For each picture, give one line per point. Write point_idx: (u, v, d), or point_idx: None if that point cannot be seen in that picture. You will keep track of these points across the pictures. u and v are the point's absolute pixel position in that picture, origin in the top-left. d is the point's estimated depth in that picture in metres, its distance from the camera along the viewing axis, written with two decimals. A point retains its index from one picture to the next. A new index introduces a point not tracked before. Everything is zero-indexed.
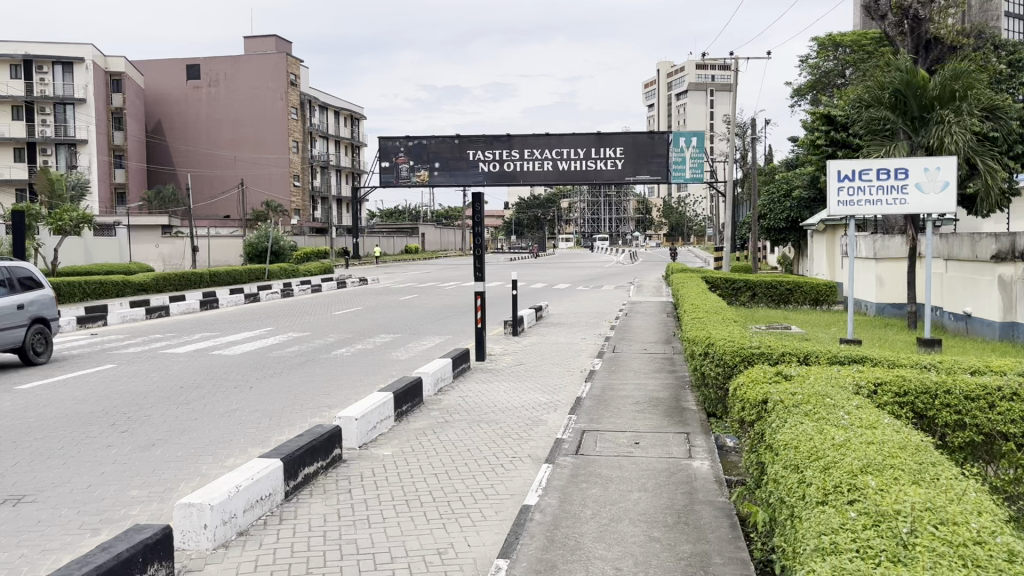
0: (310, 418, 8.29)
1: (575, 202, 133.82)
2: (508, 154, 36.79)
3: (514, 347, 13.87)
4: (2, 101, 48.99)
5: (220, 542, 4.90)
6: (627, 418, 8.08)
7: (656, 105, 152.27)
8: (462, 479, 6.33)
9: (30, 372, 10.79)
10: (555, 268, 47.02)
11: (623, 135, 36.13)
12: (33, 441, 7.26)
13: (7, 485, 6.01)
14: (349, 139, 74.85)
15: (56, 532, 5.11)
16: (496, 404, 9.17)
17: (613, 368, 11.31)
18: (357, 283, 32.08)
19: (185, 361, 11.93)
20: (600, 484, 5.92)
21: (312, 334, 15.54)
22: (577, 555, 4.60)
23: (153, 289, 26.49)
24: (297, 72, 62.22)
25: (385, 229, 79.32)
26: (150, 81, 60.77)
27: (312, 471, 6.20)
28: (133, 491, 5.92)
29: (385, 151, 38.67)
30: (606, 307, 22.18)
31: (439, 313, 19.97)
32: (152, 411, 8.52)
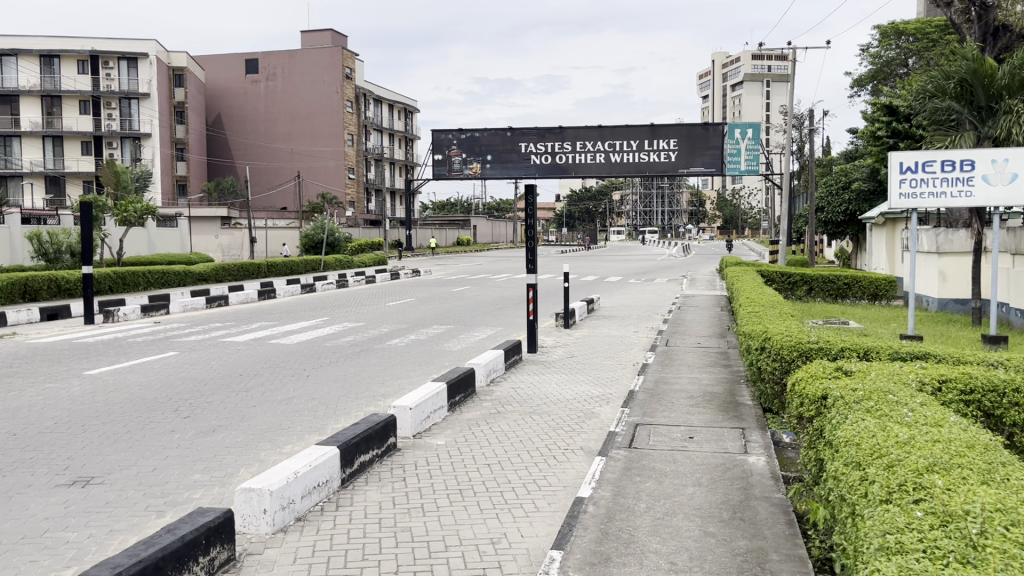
0: (365, 406, 8.43)
1: (626, 194, 133.03)
2: (560, 147, 36.76)
3: (566, 340, 13.86)
4: (69, 95, 50.53)
5: (278, 527, 5.00)
6: (681, 412, 8.02)
7: (711, 96, 150.37)
8: (514, 470, 6.36)
9: (98, 359, 11.14)
10: (606, 261, 46.93)
11: (677, 127, 35.83)
12: (100, 425, 7.50)
13: (77, 467, 6.22)
14: (402, 132, 75.51)
15: (124, 513, 5.28)
16: (547, 396, 9.18)
17: (667, 362, 11.24)
18: (410, 274, 32.39)
19: (244, 349, 12.19)
20: (655, 478, 5.89)
21: (367, 324, 15.75)
22: (631, 548, 4.60)
23: (214, 280, 27.11)
24: (352, 66, 62.94)
25: (437, 221, 79.86)
26: (209, 76, 62.02)
27: (368, 459, 6.29)
28: (196, 475, 6.09)
29: (438, 144, 38.93)
30: (659, 300, 22.03)
31: (492, 305, 20.06)
32: (213, 398, 8.73)
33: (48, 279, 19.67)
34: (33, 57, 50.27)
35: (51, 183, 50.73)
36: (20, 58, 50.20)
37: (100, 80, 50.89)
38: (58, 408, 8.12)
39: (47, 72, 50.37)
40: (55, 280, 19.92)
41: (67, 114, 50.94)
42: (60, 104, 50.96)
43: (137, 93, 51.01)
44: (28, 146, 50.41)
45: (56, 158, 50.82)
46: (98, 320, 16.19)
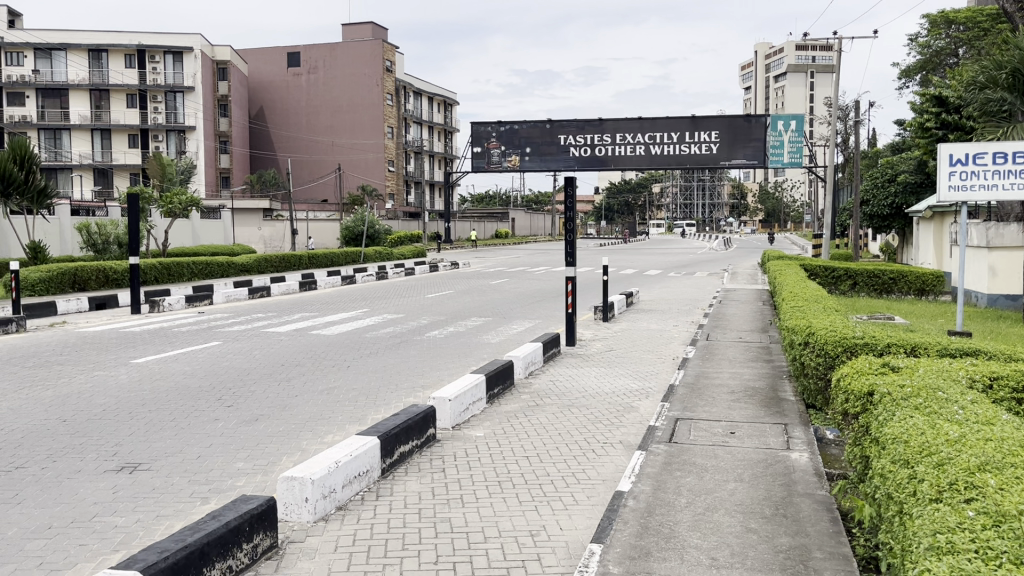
0: (406, 396, 8.50)
1: (666, 187, 131.92)
2: (599, 139, 36.69)
3: (605, 333, 13.79)
4: (117, 89, 51.49)
5: (320, 515, 5.06)
6: (722, 407, 7.96)
7: (753, 88, 148.49)
8: (553, 462, 6.35)
9: (144, 347, 11.38)
10: (645, 254, 46.72)
11: (718, 119, 35.53)
12: (147, 412, 7.67)
13: (125, 453, 6.36)
14: (442, 124, 75.81)
15: (169, 499, 5.38)
16: (586, 389, 9.15)
17: (707, 357, 11.12)
18: (449, 267, 32.55)
19: (285, 340, 12.35)
20: (696, 472, 5.85)
21: (406, 316, 15.87)
22: (672, 543, 4.57)
23: (256, 271, 27.42)
24: (392, 58, 63.23)
25: (476, 214, 80.03)
26: (252, 69, 62.73)
27: (407, 450, 6.33)
28: (240, 463, 6.19)
29: (476, 136, 38.80)
30: (699, 294, 21.82)
31: (531, 298, 20.04)
32: (257, 387, 8.86)
33: (96, 269, 20.11)
34: (82, 51, 51.19)
35: (100, 174, 51.92)
36: (69, 53, 51.17)
37: (146, 74, 51.74)
38: (106, 395, 8.31)
39: (95, 66, 51.30)
40: (103, 271, 20.35)
41: (115, 108, 51.93)
42: (108, 97, 51.92)
43: (182, 87, 51.83)
44: (77, 139, 51.55)
45: (104, 150, 51.86)
46: (144, 310, 16.50)
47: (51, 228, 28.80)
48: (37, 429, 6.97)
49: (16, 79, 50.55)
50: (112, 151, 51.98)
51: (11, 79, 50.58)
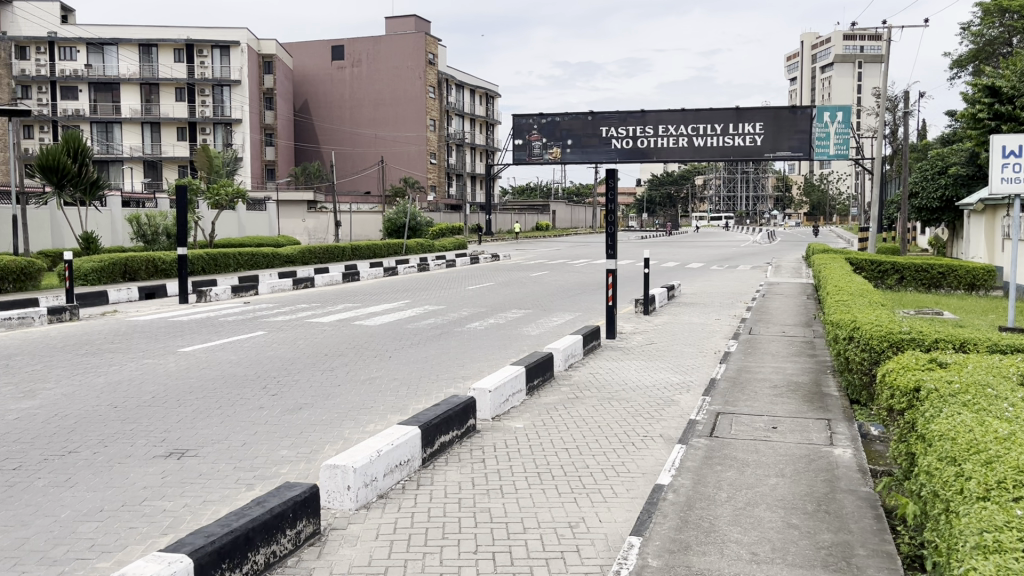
0: (447, 387, 8.57)
1: (710, 179, 130.55)
2: (641, 131, 36.66)
3: (646, 326, 13.71)
4: (166, 83, 52.53)
5: (361, 503, 5.13)
6: (764, 402, 7.88)
7: (800, 78, 146.07)
8: (593, 455, 6.35)
9: (192, 336, 11.61)
10: (687, 247, 46.41)
11: (763, 111, 35.17)
12: (194, 399, 7.84)
13: (173, 440, 6.52)
14: (484, 117, 75.95)
15: (215, 484, 5.50)
16: (627, 382, 9.14)
17: (750, 350, 11.03)
18: (490, 259, 32.59)
19: (329, 330, 12.52)
20: (736, 467, 5.81)
21: (448, 307, 15.97)
22: (712, 537, 4.55)
23: (301, 262, 27.82)
24: (435, 51, 63.39)
25: (517, 205, 80.04)
26: (297, 63, 63.43)
27: (448, 440, 6.39)
28: (284, 450, 6.29)
29: (518, 129, 39.88)
30: (741, 288, 21.63)
31: (570, 290, 20.06)
32: (301, 376, 9.01)
33: (146, 260, 20.54)
34: (132, 46, 52.22)
35: (150, 167, 53.07)
36: (120, 47, 52.24)
37: (194, 68, 52.67)
38: (155, 382, 8.52)
39: (145, 60, 52.36)
40: (153, 262, 20.80)
41: (164, 101, 52.98)
42: (158, 91, 52.95)
43: (229, 80, 52.57)
44: (128, 132, 52.70)
45: (153, 143, 52.93)
46: (192, 300, 16.82)
47: (102, 219, 29.52)
48: (89, 415, 7.18)
49: (69, 74, 51.81)
50: (161, 143, 53.00)
51: (65, 74, 51.76)
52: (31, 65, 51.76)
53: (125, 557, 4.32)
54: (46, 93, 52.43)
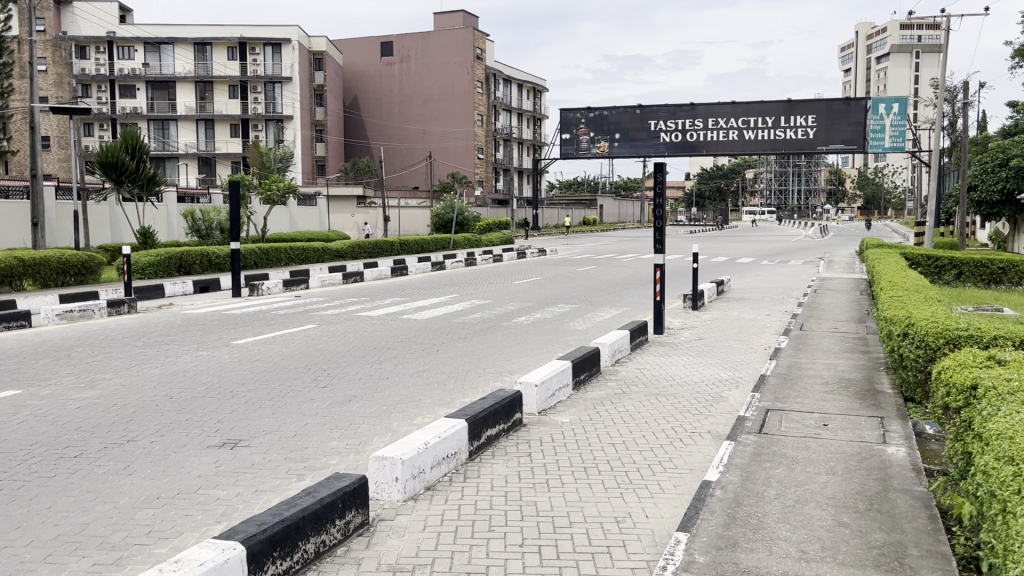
0: (492, 381, 8.61)
1: (761, 173, 128.42)
2: (690, 124, 38.41)
3: (694, 322, 13.58)
4: (220, 81, 53.59)
5: (409, 495, 5.18)
6: (815, 399, 7.75)
7: (855, 70, 143.03)
8: (640, 451, 6.32)
9: (245, 329, 11.87)
10: (735, 241, 45.88)
11: (815, 103, 36.94)
12: (248, 391, 8.00)
13: (226, 430, 6.66)
14: (531, 111, 75.91)
15: (268, 474, 5.62)
16: (674, 378, 9.09)
17: (801, 347, 10.86)
18: (537, 253, 32.59)
19: (377, 324, 12.65)
20: (785, 464, 5.74)
21: (494, 302, 16.06)
22: (760, 535, 4.52)
23: (350, 256, 28.16)
24: (483, 46, 63.55)
25: (564, 200, 79.80)
26: (347, 59, 64.15)
27: (494, 433, 6.42)
28: (333, 441, 6.39)
29: (566, 124, 41.13)
30: (793, 283, 21.23)
31: (617, 285, 19.94)
32: (351, 369, 9.14)
33: (201, 254, 21.01)
34: (188, 45, 53.36)
35: (204, 163, 54.25)
36: (176, 46, 53.32)
37: (246, 66, 53.55)
38: (210, 374, 8.73)
39: (200, 59, 53.34)
40: (207, 256, 21.24)
41: (218, 99, 54.06)
42: (212, 89, 54.02)
43: (280, 77, 53.40)
44: (183, 129, 53.86)
45: (208, 139, 54.00)
46: (245, 293, 17.15)
47: (159, 214, 30.30)
48: (145, 405, 7.38)
49: (127, 73, 52.90)
50: (215, 140, 54.06)
51: (124, 72, 53.04)
52: (91, 64, 52.93)
53: (181, 543, 4.44)
54: (106, 92, 53.69)
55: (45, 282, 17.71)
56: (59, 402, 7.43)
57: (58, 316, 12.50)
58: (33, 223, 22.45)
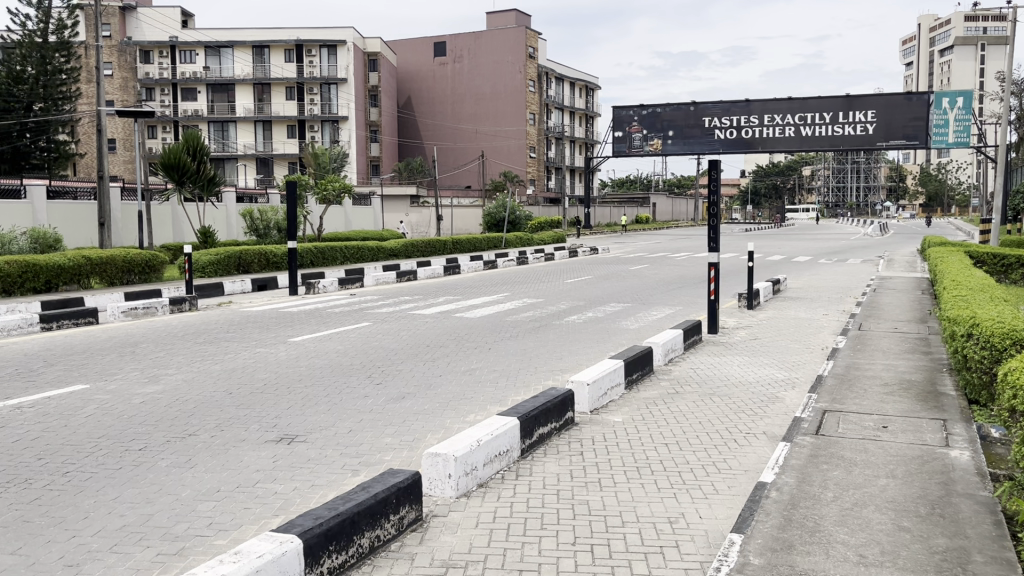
0: (545, 379, 8.64)
1: (818, 170, 125.88)
2: (746, 120, 38.00)
3: (749, 322, 13.39)
4: (277, 83, 54.60)
5: (462, 491, 5.23)
6: (874, 401, 7.58)
7: (917, 63, 139.29)
8: (694, 451, 6.27)
9: (302, 326, 12.11)
10: (793, 240, 45.06)
11: (875, 98, 36.13)
12: (305, 387, 8.17)
13: (283, 425, 6.79)
14: (583, 109, 75.73)
15: (324, 469, 5.73)
16: (728, 377, 9.00)
17: (859, 347, 10.63)
18: (589, 252, 32.46)
19: (430, 322, 12.77)
20: (843, 466, 5.64)
21: (546, 300, 16.08)
22: (817, 538, 4.44)
23: (403, 256, 28.40)
24: (535, 45, 63.59)
25: (617, 198, 79.39)
26: (400, 60, 64.80)
27: (546, 432, 6.43)
28: (387, 438, 6.47)
29: (619, 121, 40.91)
30: (852, 282, 20.77)
31: (670, 284, 19.74)
32: (404, 366, 9.25)
33: (259, 253, 21.43)
34: (247, 48, 54.46)
35: (262, 164, 55.32)
36: (235, 50, 54.35)
37: (303, 67, 54.51)
38: (267, 370, 8.91)
39: (258, 61, 54.33)
40: (265, 255, 21.68)
41: (275, 100, 55.04)
42: (270, 91, 55.00)
43: (336, 79, 54.19)
44: (242, 131, 55.03)
45: (266, 140, 55.01)
46: (301, 292, 17.44)
47: (219, 214, 30.98)
48: (208, 400, 7.57)
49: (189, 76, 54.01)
50: (273, 141, 55.09)
51: (185, 76, 54.21)
52: (155, 68, 54.23)
53: (241, 535, 4.55)
54: (169, 95, 54.94)
55: (112, 280, 18.27)
56: (124, 396, 7.66)
57: (123, 313, 12.91)
58: (100, 223, 23.15)
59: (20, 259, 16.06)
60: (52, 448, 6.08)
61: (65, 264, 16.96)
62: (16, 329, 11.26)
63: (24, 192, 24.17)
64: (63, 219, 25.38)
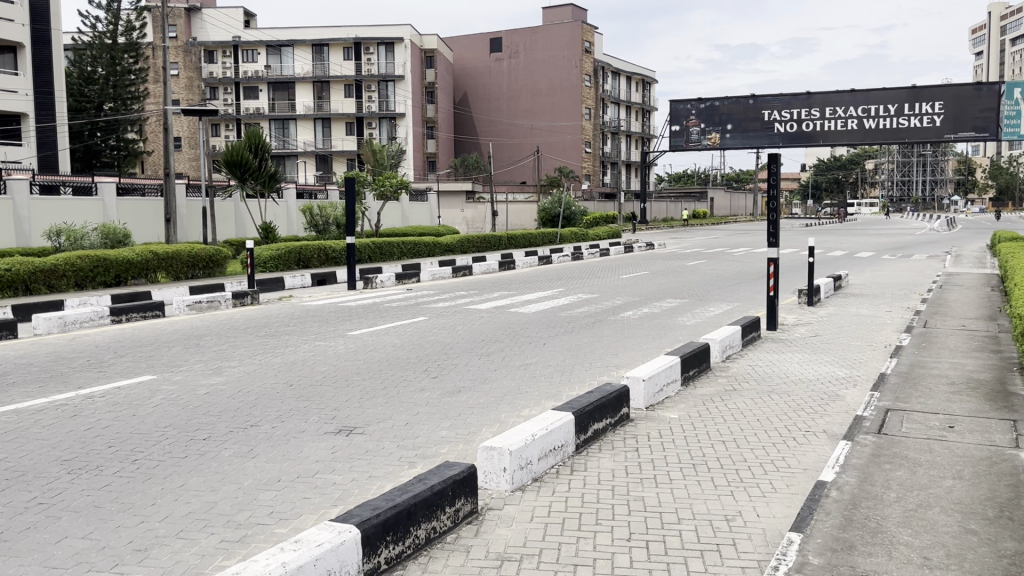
0: (599, 375, 8.62)
1: (882, 163, 122.69)
2: (807, 113, 37.30)
3: (809, 318, 13.17)
4: (336, 80, 55.31)
5: (517, 485, 5.26)
6: (940, 400, 7.39)
7: (988, 52, 134.64)
8: (752, 449, 6.18)
9: (360, 320, 12.30)
10: (856, 235, 44.02)
11: (942, 89, 35.22)
12: (362, 380, 8.30)
13: (342, 417, 6.92)
14: (640, 104, 75.19)
15: (380, 461, 5.80)
16: (788, 375, 8.86)
17: (924, 345, 10.36)
18: (645, 247, 32.26)
19: (485, 317, 12.85)
20: (907, 467, 5.51)
21: (601, 296, 16.04)
22: (878, 539, 4.36)
23: (460, 251, 28.64)
24: (592, 39, 63.27)
25: (674, 193, 78.68)
26: (457, 56, 65.10)
27: (601, 427, 6.43)
28: (444, 431, 6.53)
29: (676, 115, 40.23)
30: (916, 278, 20.24)
31: (729, 280, 19.45)
32: (460, 361, 9.32)
33: (318, 248, 21.83)
34: (307, 47, 55.54)
35: (321, 161, 56.10)
36: (296, 48, 55.47)
37: (362, 65, 55.15)
38: (327, 363, 9.09)
39: (317, 60, 55.45)
40: (324, 251, 22.09)
41: (335, 98, 55.75)
42: (329, 88, 55.76)
43: (393, 76, 54.73)
44: (302, 128, 56.03)
45: (325, 138, 55.85)
46: (359, 286, 17.67)
47: (280, 210, 31.59)
48: (269, 392, 7.75)
49: (251, 75, 55.13)
50: (332, 138, 55.91)
51: (247, 75, 55.37)
52: (218, 68, 55.53)
53: (301, 524, 4.65)
54: (231, 94, 56.21)
55: (177, 275, 18.79)
56: (189, 387, 7.88)
57: (188, 306, 13.28)
58: (167, 220, 23.81)
59: (91, 254, 16.57)
60: (122, 436, 6.29)
61: (133, 258, 17.51)
62: (88, 322, 11.67)
63: (95, 189, 25.09)
64: (132, 215, 26.22)
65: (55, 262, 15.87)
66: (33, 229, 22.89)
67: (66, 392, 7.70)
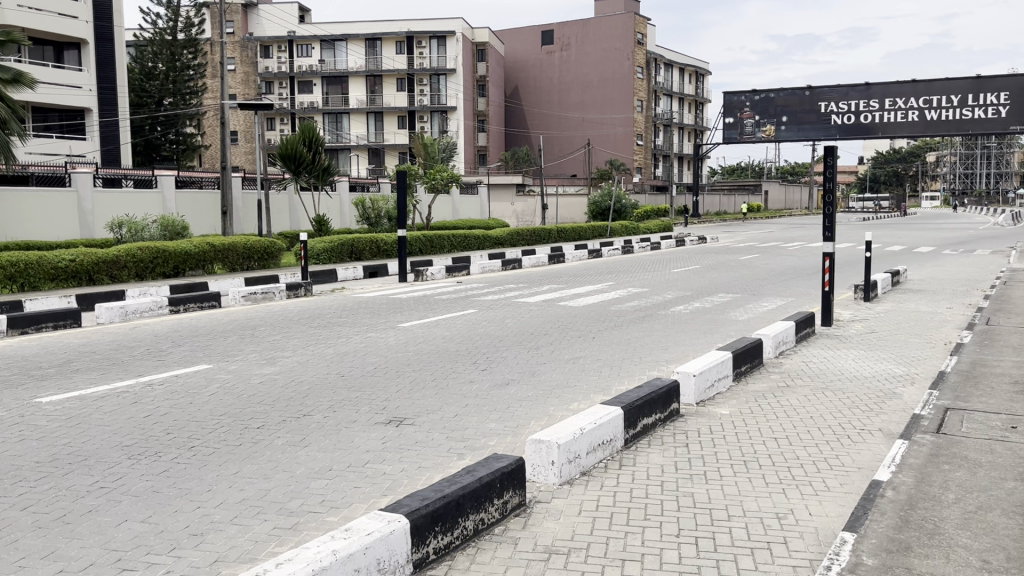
0: (648, 370, 8.55)
1: (944, 156, 119.47)
2: (865, 105, 36.47)
3: (866, 314, 12.88)
4: (388, 74, 55.72)
5: (565, 479, 5.26)
6: (1002, 399, 7.18)
7: None
8: (804, 446, 6.08)
9: (410, 312, 12.39)
10: (916, 229, 42.90)
11: (1009, 79, 33.98)
12: (411, 371, 8.38)
13: (392, 408, 6.99)
14: (694, 95, 74.29)
15: (430, 452, 5.85)
16: (842, 371, 8.69)
17: (986, 343, 10.06)
18: (697, 240, 31.92)
19: (535, 310, 12.85)
20: (967, 468, 5.36)
21: (652, 290, 15.90)
22: (935, 540, 4.25)
23: (510, 244, 28.68)
24: (644, 31, 62.65)
25: (727, 186, 77.68)
26: (509, 49, 65.07)
27: (650, 422, 6.38)
28: (491, 424, 6.55)
29: (730, 107, 40.06)
30: (979, 274, 19.62)
31: (784, 275, 19.10)
32: (509, 354, 9.34)
33: (370, 241, 22.08)
34: (360, 41, 55.78)
35: (374, 154, 56.77)
36: (350, 42, 55.90)
37: (414, 59, 55.21)
38: (377, 353, 9.19)
39: (371, 53, 55.63)
40: (376, 243, 22.33)
41: (387, 91, 56.15)
42: (382, 82, 56.15)
43: (445, 70, 54.73)
44: (355, 122, 56.69)
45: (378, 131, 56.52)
46: (410, 279, 17.82)
47: (333, 203, 31.98)
48: (321, 381, 7.88)
49: (306, 70, 56.04)
50: (385, 132, 56.54)
51: (302, 69, 56.31)
52: (274, 62, 56.68)
53: (351, 513, 4.72)
54: (286, 88, 57.19)
55: (233, 266, 19.16)
56: (244, 376, 8.05)
57: (243, 297, 13.59)
58: (223, 212, 24.28)
59: (150, 246, 17.01)
60: (180, 423, 6.46)
61: (192, 250, 17.91)
62: (147, 312, 11.97)
63: (155, 182, 25.70)
64: (190, 208, 26.78)
65: (117, 253, 16.32)
66: (96, 221, 23.69)
67: (127, 379, 7.93)
